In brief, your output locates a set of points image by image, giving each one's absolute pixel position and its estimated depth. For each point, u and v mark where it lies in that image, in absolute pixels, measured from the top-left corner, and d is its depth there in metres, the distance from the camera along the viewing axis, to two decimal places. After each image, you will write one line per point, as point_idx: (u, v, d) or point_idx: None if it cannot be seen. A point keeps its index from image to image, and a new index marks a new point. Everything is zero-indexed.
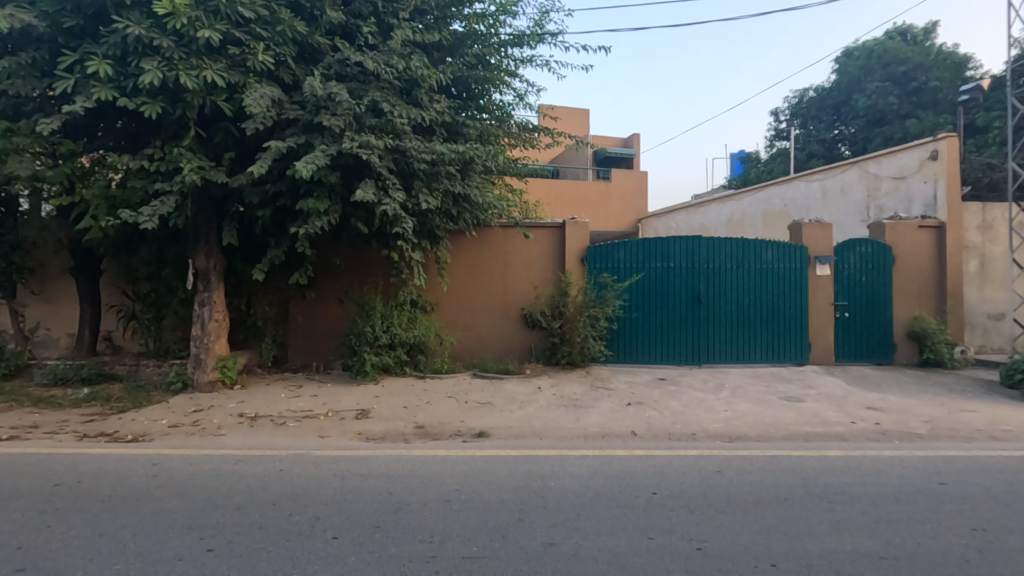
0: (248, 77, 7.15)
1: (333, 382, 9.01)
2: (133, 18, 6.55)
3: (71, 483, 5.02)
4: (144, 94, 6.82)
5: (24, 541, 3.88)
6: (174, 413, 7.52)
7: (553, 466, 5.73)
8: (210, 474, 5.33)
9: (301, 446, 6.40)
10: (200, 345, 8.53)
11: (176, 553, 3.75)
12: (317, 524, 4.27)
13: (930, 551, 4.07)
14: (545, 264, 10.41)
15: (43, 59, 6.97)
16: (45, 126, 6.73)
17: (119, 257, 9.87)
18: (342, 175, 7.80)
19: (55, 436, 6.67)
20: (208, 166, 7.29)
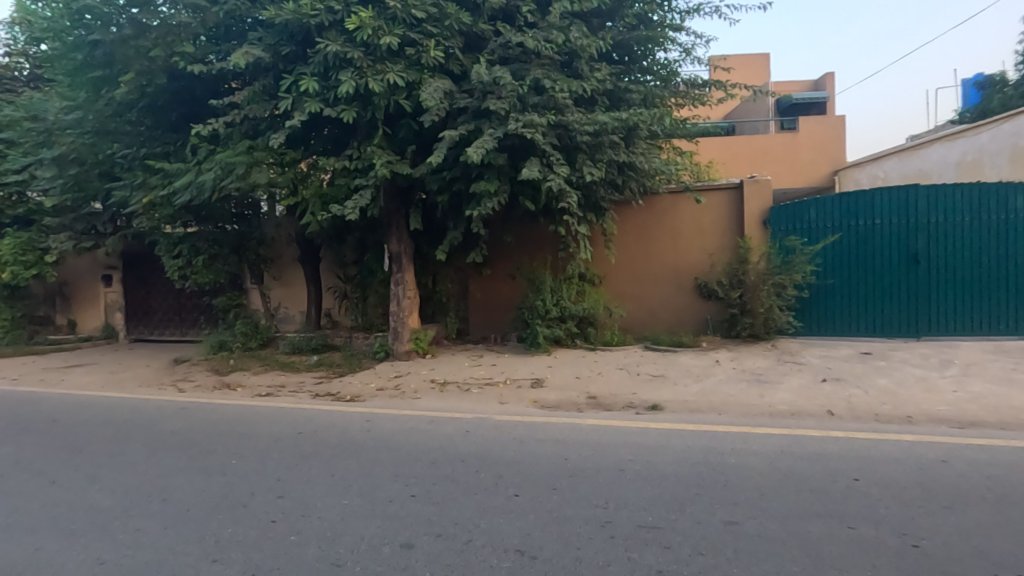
0: (423, 74, 7.80)
1: (509, 352, 9.57)
2: (331, 37, 7.52)
3: (310, 432, 6.18)
4: (342, 102, 7.84)
5: (282, 474, 4.90)
6: (381, 378, 8.74)
7: (734, 443, 5.42)
8: (411, 431, 6.12)
9: (484, 410, 6.98)
10: (398, 319, 9.71)
11: (388, 496, 4.41)
12: (500, 481, 4.65)
13: None
14: (721, 230, 9.72)
15: (270, 84, 8.41)
16: (276, 141, 8.14)
17: (333, 246, 11.67)
18: (510, 155, 8.13)
19: (298, 394, 8.24)
20: (395, 160, 8.18)
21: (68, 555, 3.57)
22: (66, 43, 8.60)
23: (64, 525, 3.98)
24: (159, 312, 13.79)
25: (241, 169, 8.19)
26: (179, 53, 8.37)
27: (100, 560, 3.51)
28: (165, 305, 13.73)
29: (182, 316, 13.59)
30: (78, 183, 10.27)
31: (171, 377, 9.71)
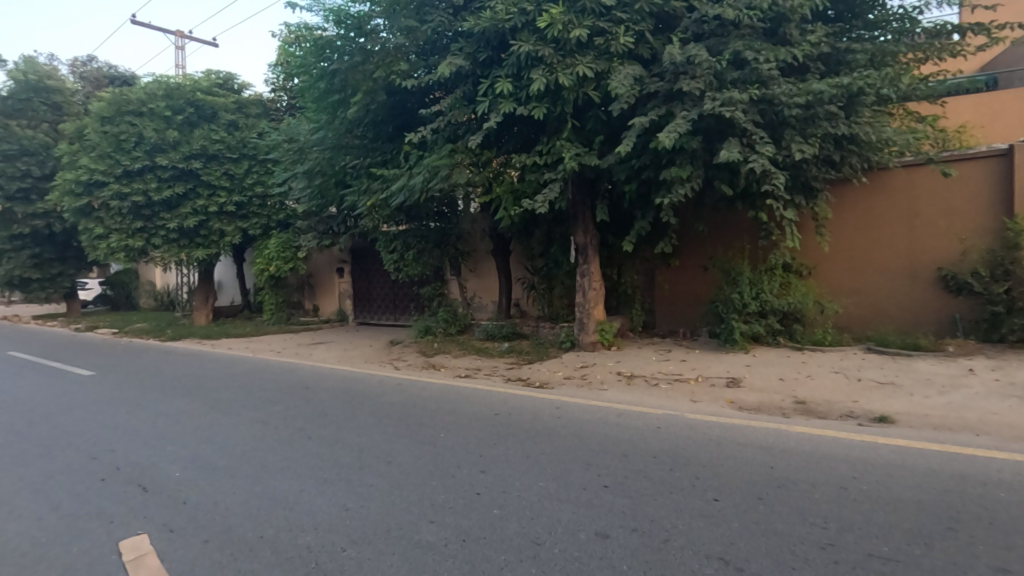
0: (612, 62, 7.72)
1: (701, 348, 9.03)
2: (524, 37, 7.81)
3: (505, 414, 6.58)
4: (534, 100, 8.12)
5: (483, 451, 5.30)
6: (567, 367, 8.94)
7: (1003, 473, 4.36)
8: (599, 422, 6.15)
9: (674, 407, 6.71)
10: (583, 310, 9.82)
11: (582, 483, 4.47)
12: (697, 483, 4.41)
13: None
14: (977, 209, 7.93)
15: (469, 90, 9.08)
16: (474, 142, 8.78)
17: (522, 240, 12.30)
18: (704, 138, 7.62)
19: (492, 377, 8.86)
20: (583, 152, 8.23)
21: (323, 498, 4.31)
22: (314, 74, 10.28)
23: (319, 473, 4.83)
24: (378, 299, 16.00)
25: (445, 170, 9.02)
26: (396, 72, 9.48)
27: (346, 505, 4.17)
28: (383, 294, 15.86)
29: (396, 304, 15.58)
30: (321, 191, 12.32)
31: (389, 356, 11.18)
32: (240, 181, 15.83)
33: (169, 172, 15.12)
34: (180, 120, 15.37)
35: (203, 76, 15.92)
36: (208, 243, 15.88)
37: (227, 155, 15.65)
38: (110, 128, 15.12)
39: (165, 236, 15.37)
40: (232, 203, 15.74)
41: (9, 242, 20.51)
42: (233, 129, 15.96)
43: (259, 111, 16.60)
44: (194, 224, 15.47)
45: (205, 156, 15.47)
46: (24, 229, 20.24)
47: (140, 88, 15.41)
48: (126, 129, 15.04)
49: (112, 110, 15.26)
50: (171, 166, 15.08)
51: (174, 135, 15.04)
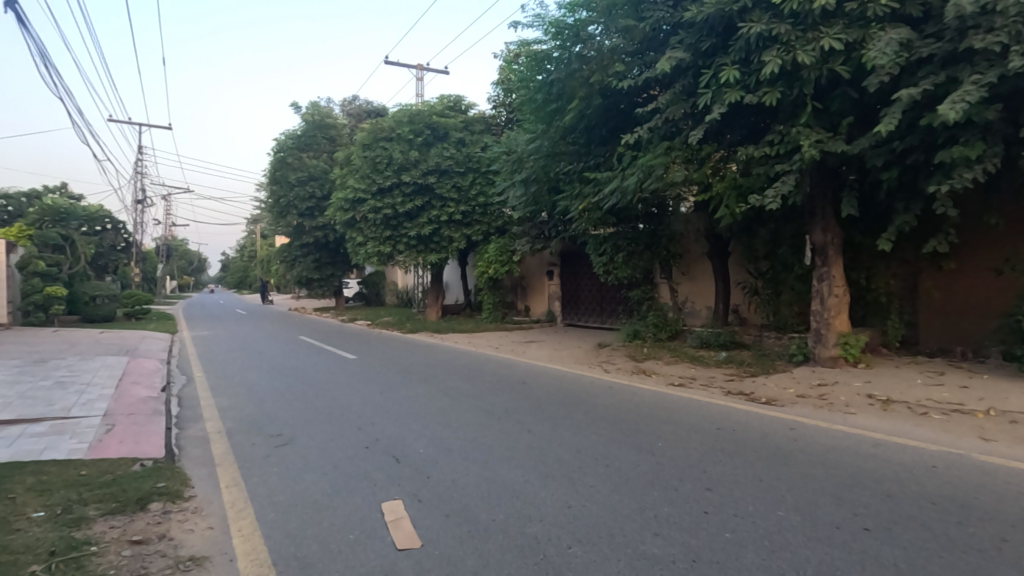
0: (869, 29, 6.60)
1: (989, 373, 7.13)
2: (755, 17, 7.09)
3: (729, 429, 6.04)
4: (765, 85, 7.33)
5: (707, 467, 4.91)
6: (801, 384, 7.85)
7: None
8: (849, 451, 5.23)
9: (955, 443, 5.40)
10: (821, 319, 8.53)
11: (833, 521, 3.82)
12: (1006, 547, 3.42)
13: None
14: None
15: (689, 83, 8.66)
16: (694, 137, 8.28)
17: (742, 241, 11.26)
18: (1005, 106, 6.08)
19: (709, 389, 8.22)
20: (826, 137, 7.16)
21: (546, 492, 4.44)
22: (533, 87, 10.86)
23: (540, 467, 5.01)
24: (586, 302, 16.24)
25: (661, 170, 8.65)
26: (611, 74, 9.50)
27: (568, 503, 4.22)
28: (591, 296, 16.07)
29: (603, 306, 15.63)
30: (536, 198, 12.96)
31: (598, 358, 11.22)
32: (465, 192, 17.58)
33: (411, 187, 17.51)
34: (420, 142, 17.71)
35: (438, 101, 18.12)
36: (440, 248, 17.97)
37: (456, 169, 17.53)
38: (370, 153, 18.10)
39: (407, 243, 17.83)
40: (459, 212, 17.57)
41: (300, 249, 26.02)
42: (461, 146, 17.83)
43: (483, 128, 18.26)
44: (429, 232, 17.66)
45: (438, 172, 17.55)
46: (310, 239, 25.48)
47: (391, 117, 18.18)
48: (381, 153, 17.86)
49: (371, 138, 18.29)
50: (413, 182, 17.45)
51: (415, 155, 17.39)
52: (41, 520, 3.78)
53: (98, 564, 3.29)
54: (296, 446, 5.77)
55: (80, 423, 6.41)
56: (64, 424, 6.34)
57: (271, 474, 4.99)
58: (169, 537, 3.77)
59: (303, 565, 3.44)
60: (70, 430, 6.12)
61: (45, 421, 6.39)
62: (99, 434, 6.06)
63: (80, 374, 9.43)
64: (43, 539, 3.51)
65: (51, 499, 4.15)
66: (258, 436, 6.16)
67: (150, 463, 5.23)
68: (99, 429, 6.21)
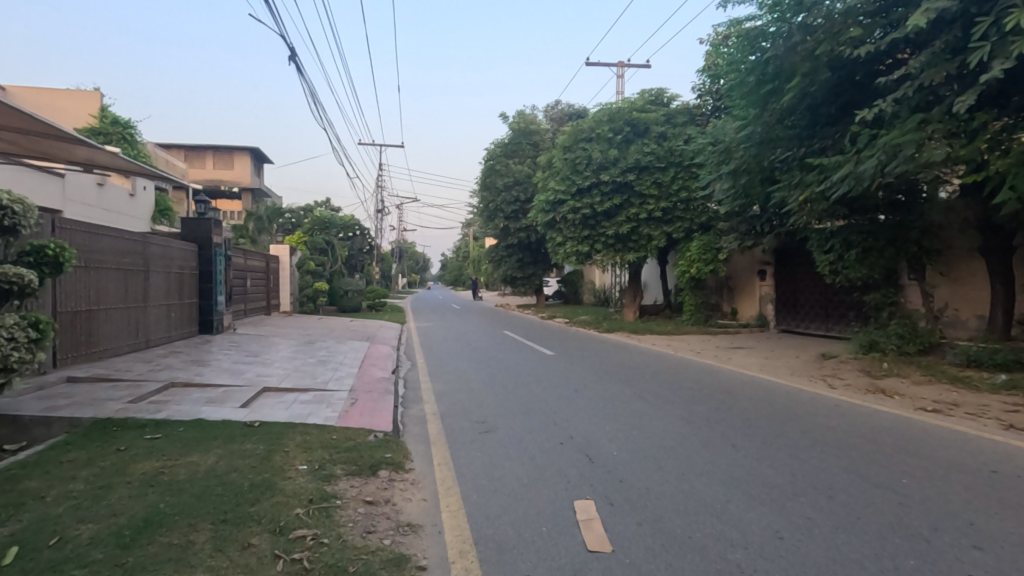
0: None
1: None
2: None
3: (1009, 474, 4.72)
4: None
5: (974, 518, 3.89)
6: None
7: None
8: None
9: None
10: None
11: None
12: None
13: None
14: None
15: (956, 38, 7.05)
16: (962, 104, 6.66)
17: None
18: None
19: (979, 420, 6.53)
20: None
21: (752, 516, 4.00)
22: (744, 69, 9.95)
23: (746, 488, 4.53)
24: (807, 306, 14.29)
25: (912, 149, 7.11)
26: (844, 41, 8.19)
27: (780, 533, 3.73)
28: (813, 300, 14.09)
29: (829, 312, 13.58)
30: (745, 190, 11.82)
31: (821, 371, 9.75)
32: (666, 188, 16.90)
33: (610, 186, 17.46)
34: (619, 140, 17.58)
35: (638, 96, 17.76)
36: (638, 247, 17.58)
37: (656, 165, 16.96)
38: (570, 155, 18.52)
39: (605, 242, 17.82)
40: (659, 209, 16.96)
41: (506, 250, 27.89)
42: (662, 141, 17.20)
43: (685, 119, 17.37)
44: (627, 230, 17.41)
45: (638, 169, 17.20)
46: (515, 240, 27.15)
47: (591, 118, 18.37)
48: (580, 154, 18.13)
49: (571, 140, 18.71)
50: (612, 180, 17.38)
51: (614, 153, 17.29)
52: (304, 472, 4.69)
53: (341, 515, 3.95)
54: (497, 435, 6.17)
55: (333, 396, 7.80)
56: (323, 395, 7.76)
57: (475, 459, 5.41)
58: (392, 501, 4.34)
59: (500, 548, 3.65)
60: (326, 400, 7.48)
61: (310, 392, 7.92)
62: (345, 406, 7.28)
63: (335, 355, 11.47)
64: (305, 488, 4.34)
65: (312, 456, 5.12)
66: (465, 422, 6.74)
67: (381, 435, 6.10)
68: (347, 402, 7.47)
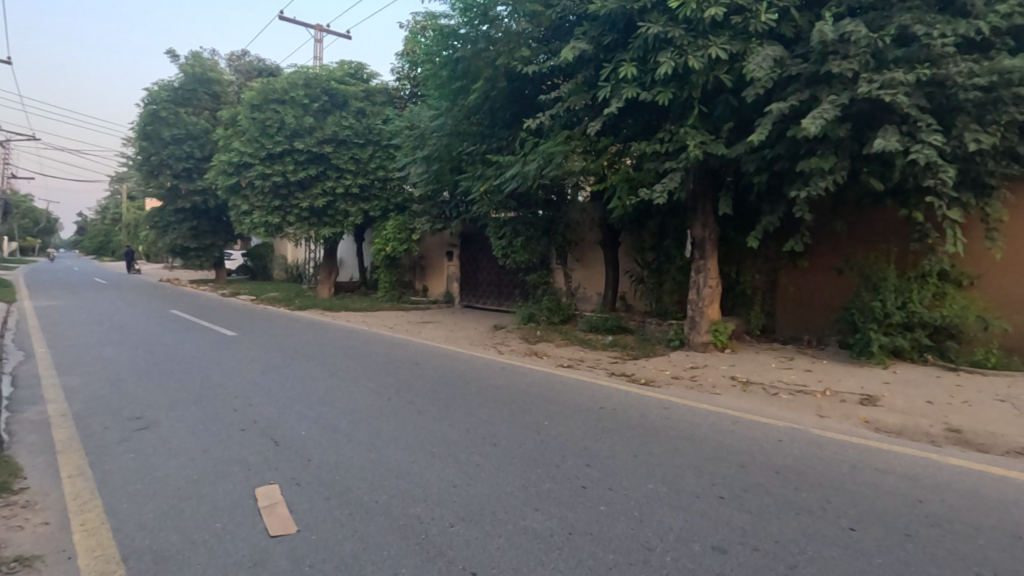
0: (750, 42, 7.16)
1: (830, 359, 8.16)
2: (653, 18, 7.46)
3: (609, 409, 6.42)
4: (659, 85, 7.77)
5: (589, 444, 5.16)
6: (676, 366, 8.55)
7: None
8: (712, 428, 5.73)
9: (798, 420, 6.11)
10: (696, 308, 9.29)
11: (695, 491, 4.15)
12: (828, 507, 3.90)
13: None
14: None
15: (591, 75, 8.86)
16: (592, 128, 8.62)
17: (633, 231, 11.73)
18: (854, 124, 6.79)
19: (595, 370, 8.70)
20: (709, 140, 7.76)
21: (432, 471, 4.45)
22: (438, 62, 10.64)
23: (427, 447, 4.99)
24: (484, 284, 16.32)
25: (560, 158, 8.93)
26: (517, 58, 9.56)
27: (453, 482, 4.25)
28: (490, 279, 16.15)
29: (500, 289, 15.79)
30: (437, 176, 12.75)
31: (492, 340, 11.39)
32: (365, 166, 16.87)
33: (304, 155, 16.46)
34: (315, 108, 16.68)
35: (338, 66, 17.15)
36: (334, 223, 17.08)
37: (354, 141, 16.72)
38: (258, 115, 16.69)
39: (299, 215, 16.79)
40: (357, 185, 16.81)
41: (174, 215, 23.56)
42: (361, 116, 17.02)
43: (384, 99, 17.57)
44: (323, 204, 16.75)
45: (335, 141, 16.65)
46: (186, 204, 23.12)
47: (284, 78, 16.91)
48: (270, 116, 16.53)
49: (260, 99, 16.86)
50: (306, 150, 16.41)
51: (310, 121, 16.35)
52: None
53: None
54: (159, 429, 5.28)
55: None
56: None
57: (127, 461, 4.52)
58: None
59: (158, 559, 3.16)
60: None
61: None
62: None
63: None
64: None
65: None
66: (112, 420, 5.54)
67: None
68: None
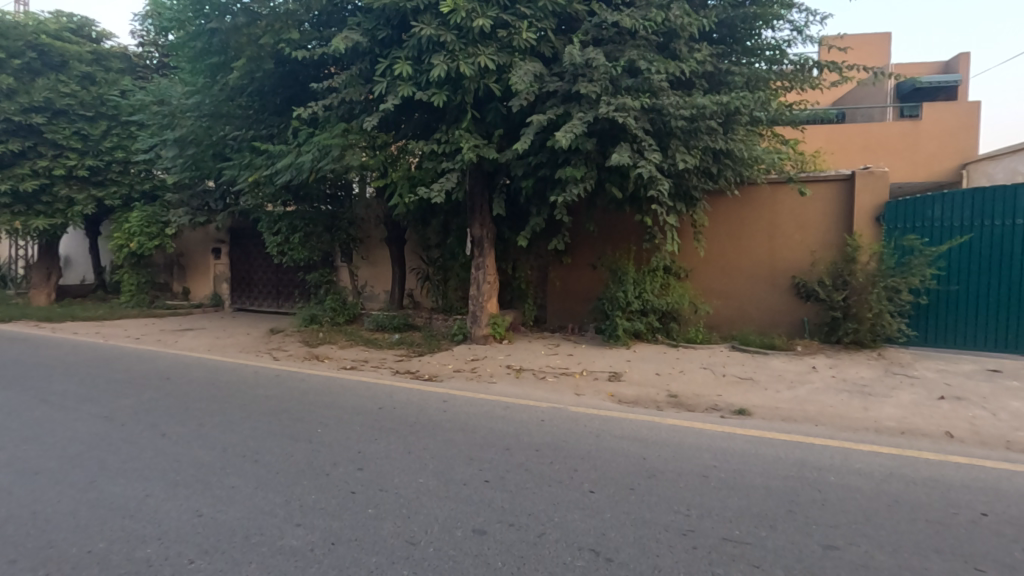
0: (514, 56, 7.75)
1: (587, 344, 9.35)
2: (426, 20, 7.63)
3: (389, 408, 6.37)
4: (433, 86, 7.95)
5: (363, 447, 5.04)
6: (458, 360, 8.88)
7: (833, 459, 4.87)
8: (485, 416, 6.09)
9: (559, 400, 6.86)
10: (476, 303, 9.77)
11: (463, 479, 4.35)
12: (575, 475, 4.45)
13: None
14: (826, 227, 8.83)
15: (367, 68, 8.66)
16: (369, 123, 8.39)
17: (418, 229, 11.82)
18: (599, 140, 7.85)
19: (379, 369, 8.57)
20: (482, 144, 8.21)
21: (172, 503, 3.87)
22: (189, 31, 9.29)
23: (170, 475, 4.33)
24: (259, 284, 14.80)
25: (337, 151, 8.53)
26: (286, 40, 8.85)
27: (199, 511, 3.76)
28: (265, 279, 14.69)
29: (279, 290, 14.48)
30: (194, 162, 11.16)
31: (267, 346, 10.42)
32: (95, 144, 13.87)
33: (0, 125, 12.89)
34: (17, 66, 13.18)
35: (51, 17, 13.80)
36: (52, 212, 13.73)
37: (79, 112, 13.65)
38: None
39: None
40: (84, 167, 13.74)
41: None
42: (88, 83, 13.96)
43: (122, 66, 14.69)
44: (33, 188, 13.34)
45: (49, 110, 13.38)
46: None
47: None
48: None
49: None
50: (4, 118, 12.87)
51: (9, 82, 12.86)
52: None
53: None
54: None
55: None
56: None
57: None
58: None
59: None
60: None
61: None
62: None
63: None
64: None
65: None
66: None
67: None
68: None
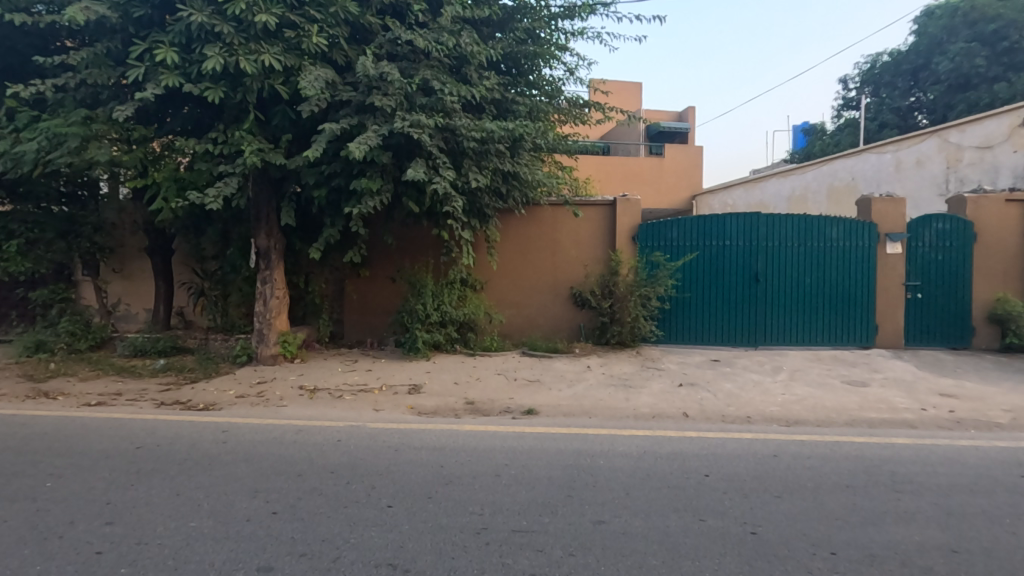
0: (303, 59, 7.35)
1: (386, 358, 9.23)
2: (196, 6, 6.86)
3: (149, 447, 5.43)
4: (207, 79, 7.14)
5: (113, 497, 4.23)
6: (241, 384, 7.98)
7: (603, 445, 5.63)
8: (273, 443, 5.59)
9: (357, 417, 6.65)
10: (263, 320, 8.94)
11: (246, 515, 3.94)
12: (373, 493, 4.37)
13: (984, 540, 3.83)
14: (595, 243, 10.16)
15: (116, 49, 7.38)
16: (121, 112, 7.13)
17: (189, 237, 10.35)
18: (394, 154, 7.89)
19: (137, 403, 7.25)
20: (267, 148, 7.57)
21: None
22: None
23: None
24: None
25: (74, 143, 7.08)
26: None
27: None
28: None
29: None
30: None
31: None
32: None
33: None
34: None
35: None
36: None
37: None
38: None
39: None
40: None
41: None
42: None
43: None
44: None
45: None
46: None
47: None
48: None
49: None
50: None
51: None
52: None
53: None
54: None
55: None
56: None
57: None
58: None
59: None
60: None
61: None
62: None
63: None
64: None
65: None
66: None
67: None
68: None
